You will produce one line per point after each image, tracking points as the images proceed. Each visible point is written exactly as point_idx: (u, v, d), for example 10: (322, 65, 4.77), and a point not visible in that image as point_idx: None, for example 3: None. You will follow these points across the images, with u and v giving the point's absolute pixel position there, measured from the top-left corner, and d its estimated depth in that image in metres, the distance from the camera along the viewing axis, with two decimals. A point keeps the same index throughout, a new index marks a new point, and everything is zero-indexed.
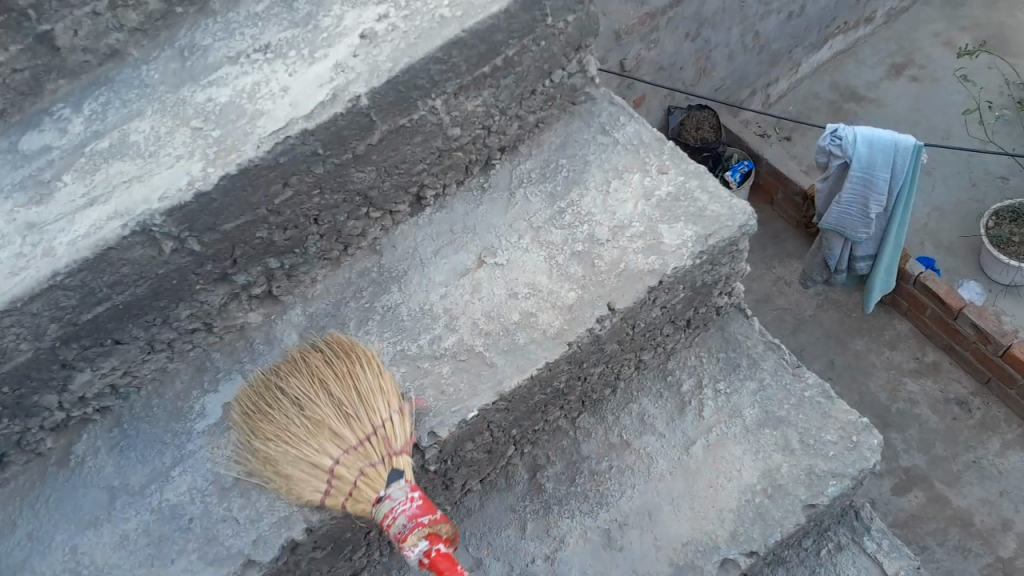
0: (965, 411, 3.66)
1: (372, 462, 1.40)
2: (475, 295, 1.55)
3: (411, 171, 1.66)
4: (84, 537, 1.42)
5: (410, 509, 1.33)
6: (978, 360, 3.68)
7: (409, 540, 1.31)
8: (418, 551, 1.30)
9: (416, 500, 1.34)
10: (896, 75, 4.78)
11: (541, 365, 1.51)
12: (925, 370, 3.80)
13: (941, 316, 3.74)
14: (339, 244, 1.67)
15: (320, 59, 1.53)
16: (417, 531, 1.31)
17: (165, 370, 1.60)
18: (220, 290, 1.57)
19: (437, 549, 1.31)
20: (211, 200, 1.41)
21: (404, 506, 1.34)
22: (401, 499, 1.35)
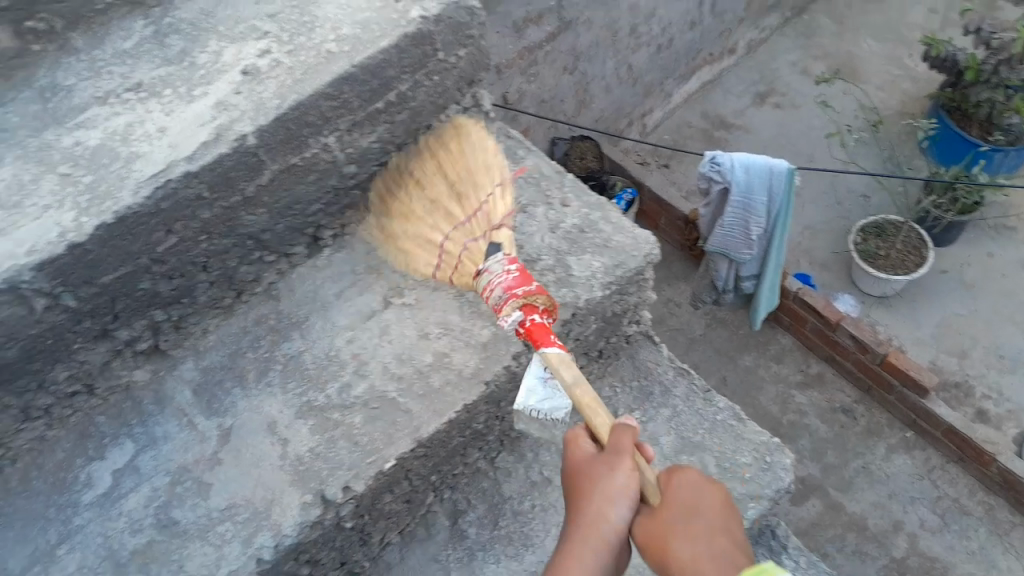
0: (850, 416, 3.86)
1: (474, 239, 1.53)
2: (444, 175, 1.61)
3: (307, 212, 1.59)
4: None
5: (506, 281, 1.42)
6: (860, 370, 3.88)
7: (504, 310, 1.39)
8: (512, 321, 1.39)
9: (512, 274, 1.43)
10: (761, 102, 5.07)
11: (467, 185, 1.58)
12: (811, 381, 3.99)
13: (822, 330, 3.93)
14: (232, 290, 1.57)
15: (199, 97, 1.43)
16: (512, 303, 1.39)
17: (46, 437, 1.44)
18: (101, 349, 1.44)
19: (532, 320, 1.38)
20: (86, 252, 1.28)
21: (502, 278, 1.43)
22: (499, 273, 1.44)
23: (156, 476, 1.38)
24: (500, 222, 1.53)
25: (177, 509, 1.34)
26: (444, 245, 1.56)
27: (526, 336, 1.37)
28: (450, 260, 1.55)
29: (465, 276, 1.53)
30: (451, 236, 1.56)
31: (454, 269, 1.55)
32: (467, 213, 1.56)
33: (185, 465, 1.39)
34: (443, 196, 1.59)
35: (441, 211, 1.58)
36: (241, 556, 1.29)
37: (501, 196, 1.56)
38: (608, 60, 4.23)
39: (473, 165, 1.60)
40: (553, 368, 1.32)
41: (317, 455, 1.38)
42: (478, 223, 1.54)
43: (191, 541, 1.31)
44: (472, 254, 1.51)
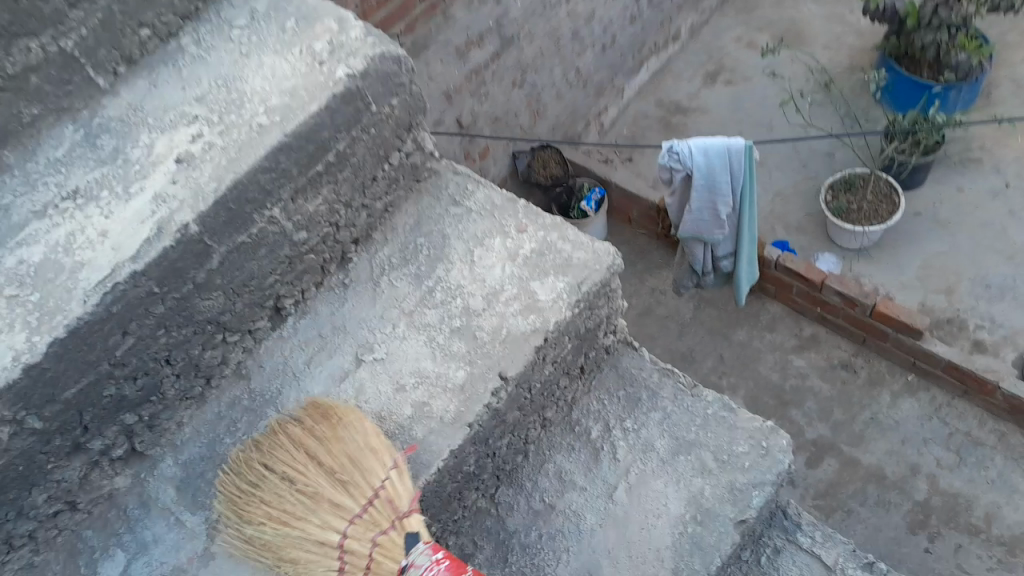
0: (849, 372, 3.86)
1: (377, 533, 1.34)
2: (301, 473, 1.37)
3: (262, 286, 1.56)
4: None
5: (438, 569, 1.29)
6: (851, 323, 3.88)
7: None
8: None
9: (439, 566, 1.29)
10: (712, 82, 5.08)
11: (369, 493, 1.35)
12: (807, 343, 3.99)
13: (808, 291, 3.92)
14: (201, 378, 1.55)
15: (137, 194, 1.41)
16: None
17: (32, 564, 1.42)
18: (77, 463, 1.42)
19: None
20: (43, 371, 1.26)
21: (433, 568, 1.29)
22: (426, 565, 1.31)
23: None
24: (408, 507, 1.37)
25: None
26: (344, 545, 1.32)
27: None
28: (358, 563, 1.32)
29: (381, 573, 1.33)
30: (351, 532, 1.33)
31: (366, 570, 1.33)
32: (360, 500, 1.35)
33: (179, 564, 1.40)
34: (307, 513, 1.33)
35: (315, 517, 1.33)
36: None
37: (397, 478, 1.38)
38: (556, 69, 4.25)
39: (359, 459, 1.37)
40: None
41: None
42: (378, 511, 1.35)
43: None
44: (389, 548, 1.33)
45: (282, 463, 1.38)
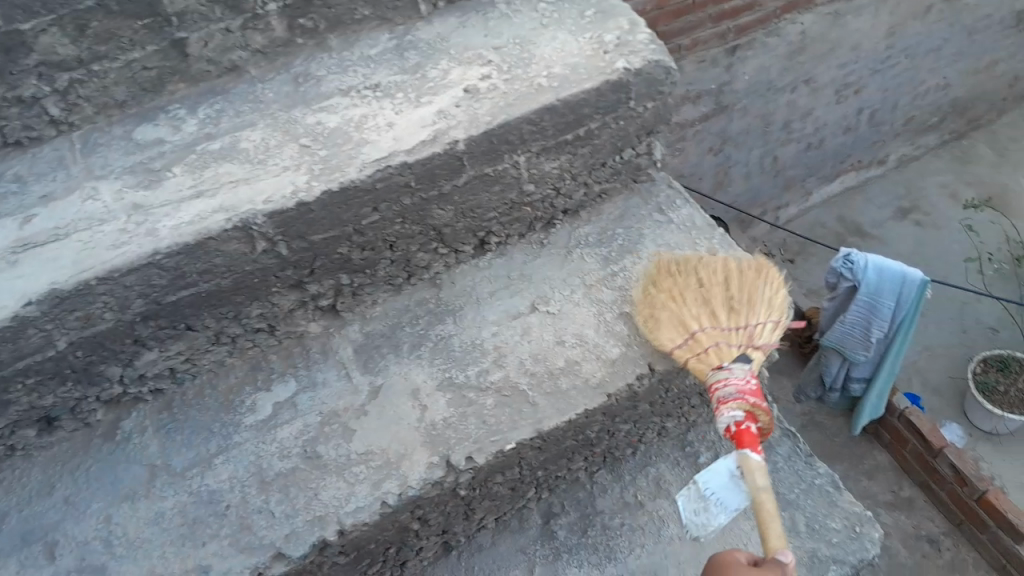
0: (934, 548, 3.55)
1: (733, 344, 1.61)
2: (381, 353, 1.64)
3: (483, 217, 1.76)
4: (120, 509, 1.46)
5: (742, 386, 1.53)
6: (953, 501, 3.57)
7: (726, 406, 1.52)
8: (728, 417, 1.50)
9: (752, 382, 1.54)
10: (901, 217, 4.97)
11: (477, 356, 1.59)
12: (899, 504, 3.71)
13: (920, 451, 3.67)
14: (405, 272, 1.77)
15: (425, 104, 1.64)
16: (739, 403, 1.51)
17: (223, 363, 1.66)
18: (293, 296, 1.65)
19: (748, 424, 1.49)
20: (308, 211, 1.49)
21: (738, 381, 1.54)
22: (738, 377, 1.54)
23: (310, 415, 1.58)
24: None
25: (323, 445, 1.54)
26: (695, 334, 1.62)
27: (733, 436, 1.48)
28: (696, 347, 1.61)
29: (702, 364, 1.59)
30: (707, 330, 1.62)
31: (697, 355, 1.60)
32: (744, 342, 1.61)
33: (336, 410, 1.59)
34: (716, 300, 1.67)
35: (709, 309, 1.66)
36: (368, 496, 1.48)
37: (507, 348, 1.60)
38: (755, 151, 4.25)
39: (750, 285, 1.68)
40: (747, 471, 1.47)
41: (448, 425, 1.56)
42: (734, 335, 1.63)
43: (328, 475, 1.50)
44: (722, 354, 1.59)
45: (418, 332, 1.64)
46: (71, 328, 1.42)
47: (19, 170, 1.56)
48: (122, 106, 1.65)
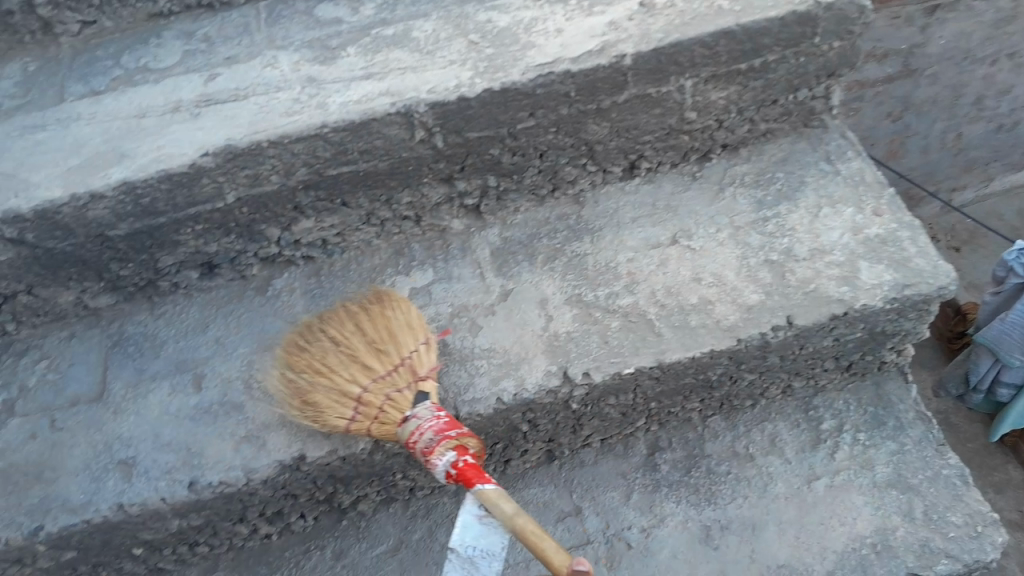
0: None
1: (401, 388, 1.43)
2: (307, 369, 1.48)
3: (638, 139, 1.72)
4: (262, 358, 1.59)
5: (438, 425, 1.36)
6: None
7: (434, 453, 1.33)
8: (445, 461, 1.31)
9: (442, 417, 1.38)
10: None
11: (394, 364, 1.45)
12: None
13: None
14: (551, 184, 1.76)
15: (597, 15, 1.62)
16: (443, 445, 1.33)
17: (369, 243, 1.73)
18: (441, 190, 1.69)
19: (465, 459, 1.31)
20: (468, 107, 1.51)
21: (429, 422, 1.37)
22: (427, 418, 1.38)
23: (443, 304, 1.64)
24: (426, 373, 1.47)
25: (450, 336, 1.60)
26: (361, 397, 1.43)
27: (458, 476, 1.30)
28: (370, 411, 1.42)
29: (386, 425, 1.42)
30: (370, 387, 1.44)
31: (375, 420, 1.42)
32: (389, 366, 1.45)
33: (466, 304, 1.64)
34: (358, 350, 1.47)
35: (356, 365, 1.46)
36: (486, 391, 1.53)
37: (424, 351, 1.49)
38: (937, 122, 3.85)
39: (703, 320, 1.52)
40: (487, 506, 1.24)
41: (571, 339, 1.57)
42: (401, 376, 1.45)
43: (452, 363, 1.56)
44: (399, 402, 1.41)
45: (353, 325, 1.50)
46: (239, 184, 1.51)
47: (208, 31, 1.66)
48: None
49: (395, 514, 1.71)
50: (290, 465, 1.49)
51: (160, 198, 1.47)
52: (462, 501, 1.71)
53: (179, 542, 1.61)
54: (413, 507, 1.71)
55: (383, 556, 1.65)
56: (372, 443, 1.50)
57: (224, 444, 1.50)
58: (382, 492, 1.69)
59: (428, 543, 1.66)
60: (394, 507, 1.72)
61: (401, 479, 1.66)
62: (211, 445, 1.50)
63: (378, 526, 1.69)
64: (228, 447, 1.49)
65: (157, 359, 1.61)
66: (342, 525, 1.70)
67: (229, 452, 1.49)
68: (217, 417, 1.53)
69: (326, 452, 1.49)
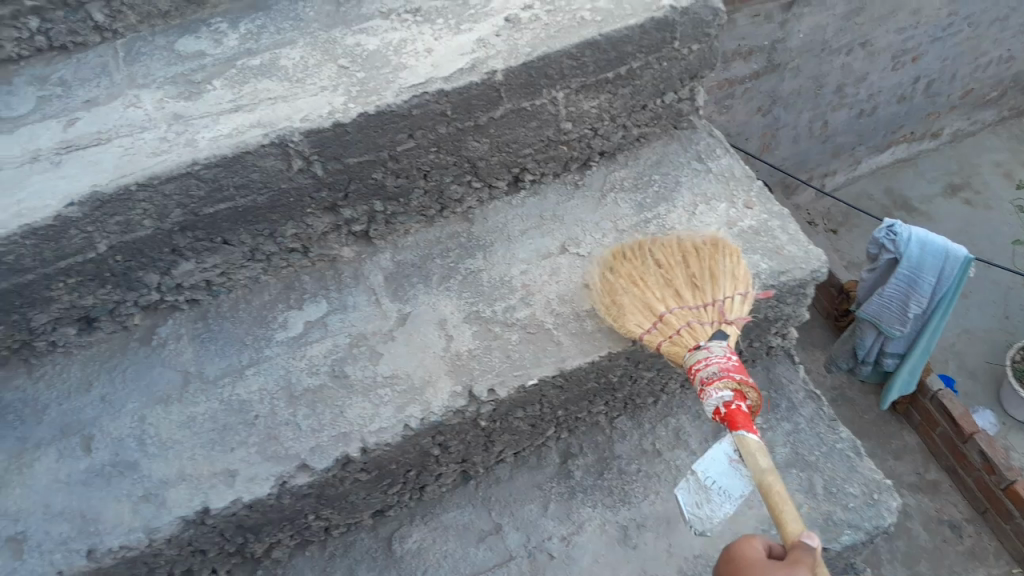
0: (954, 534, 3.30)
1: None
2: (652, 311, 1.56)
3: (519, 153, 1.73)
4: (154, 410, 1.53)
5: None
6: (980, 487, 3.33)
7: (707, 389, 1.41)
8: None
9: None
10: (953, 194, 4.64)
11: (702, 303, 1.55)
12: (925, 488, 3.43)
13: (951, 436, 3.42)
14: (438, 204, 1.75)
15: (465, 32, 1.61)
16: (724, 382, 1.40)
17: (257, 280, 1.69)
18: (326, 220, 1.65)
19: None
20: (346, 133, 1.48)
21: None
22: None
23: (339, 335, 1.62)
24: (733, 319, 1.53)
25: (350, 365, 1.58)
26: (663, 316, 1.54)
27: (729, 414, 1.38)
28: (667, 330, 1.52)
29: (678, 346, 1.50)
30: (676, 311, 1.55)
31: (668, 338, 1.52)
32: (700, 301, 1.55)
33: (364, 333, 1.62)
34: (681, 281, 1.59)
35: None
36: (391, 419, 1.51)
37: (738, 302, 1.55)
38: (809, 113, 4.02)
39: (709, 262, 1.59)
40: (747, 454, 1.34)
41: (472, 356, 1.57)
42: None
43: (354, 395, 1.55)
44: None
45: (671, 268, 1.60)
46: (110, 233, 1.44)
47: (64, 74, 1.59)
48: (166, 16, 1.67)
49: (313, 557, 1.69)
50: (195, 520, 1.42)
51: (25, 253, 1.39)
52: (381, 534, 1.71)
53: None
54: (330, 547, 1.70)
55: None
56: (278, 486, 1.45)
57: (120, 507, 1.42)
58: (295, 537, 1.65)
59: None
60: (311, 549, 1.70)
61: (314, 521, 1.62)
62: (107, 509, 1.42)
63: (296, 570, 1.67)
64: (125, 510, 1.41)
65: (38, 426, 1.51)
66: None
67: (127, 516, 1.41)
68: (110, 480, 1.45)
69: (229, 502, 1.43)
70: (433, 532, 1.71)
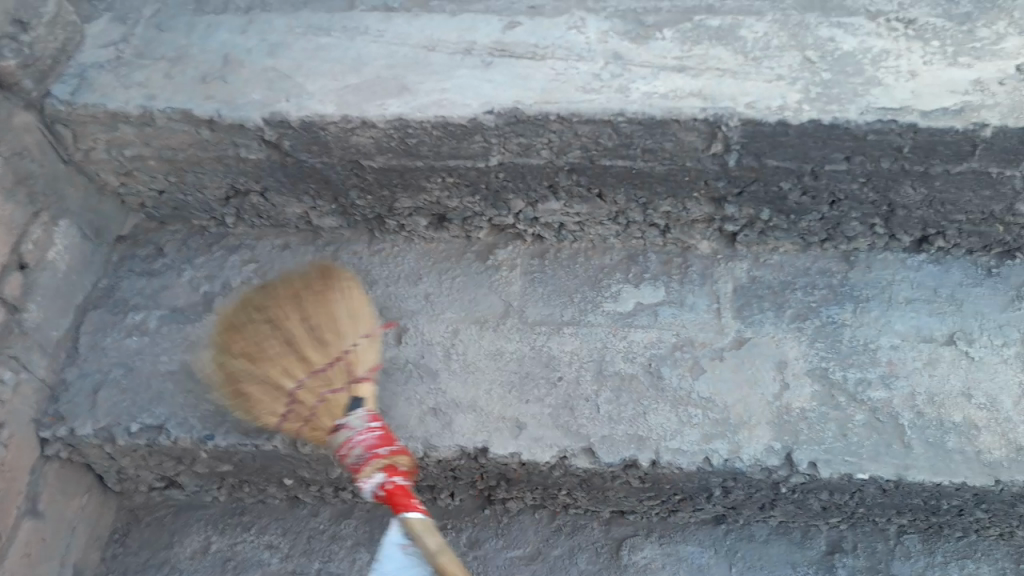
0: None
1: (337, 386, 1.38)
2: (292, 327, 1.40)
3: (948, 216, 1.45)
4: (469, 330, 1.50)
5: (369, 440, 1.30)
6: None
7: (365, 472, 1.29)
8: (373, 484, 1.28)
9: None
10: None
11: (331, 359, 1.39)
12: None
13: None
14: (825, 233, 1.53)
15: (960, 66, 1.34)
16: (374, 463, 1.29)
17: (605, 240, 1.60)
18: (706, 209, 1.51)
19: (392, 482, 1.28)
20: (783, 133, 1.31)
21: (362, 437, 1.31)
22: (358, 430, 1.32)
23: (666, 331, 1.50)
24: (364, 376, 1.39)
25: (666, 368, 1.46)
26: (296, 392, 1.37)
27: (386, 498, 1.28)
28: (302, 407, 1.37)
29: (393, 459, 1.31)
30: (305, 384, 1.38)
31: (306, 423, 1.37)
32: (327, 360, 1.38)
33: (692, 339, 1.48)
34: (301, 341, 1.39)
35: (295, 352, 1.39)
36: (693, 445, 1.38)
37: (365, 349, 1.41)
38: None
39: (327, 297, 1.43)
40: (415, 534, 1.24)
41: (804, 418, 1.40)
42: (339, 373, 1.38)
43: (664, 401, 1.42)
44: (333, 406, 1.35)
45: (326, 315, 1.40)
46: (508, 150, 1.39)
47: None
48: None
49: (539, 522, 1.61)
50: (469, 454, 1.40)
51: (426, 141, 1.37)
52: (612, 533, 1.59)
53: (328, 484, 1.56)
54: (559, 521, 1.60)
55: (517, 562, 1.56)
56: (558, 460, 1.39)
57: (409, 411, 1.42)
58: (536, 498, 1.57)
59: (567, 563, 1.56)
60: (539, 515, 1.61)
61: (562, 496, 1.54)
62: (397, 406, 1.43)
63: (519, 527, 1.60)
64: (414, 415, 1.42)
65: None
66: (484, 514, 1.62)
67: (413, 422, 1.41)
68: (408, 378, 1.45)
69: (509, 454, 1.38)
70: (665, 557, 1.57)
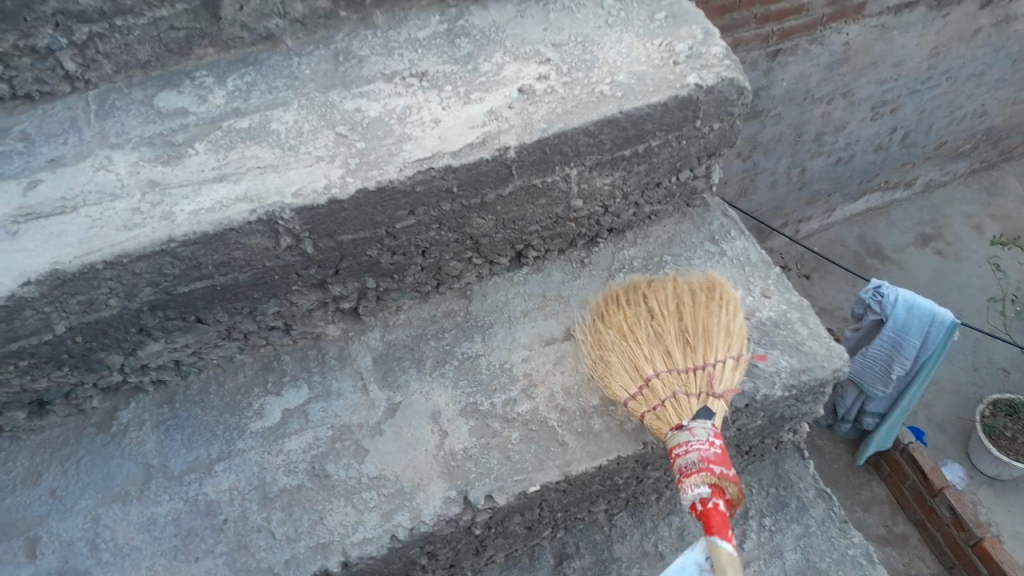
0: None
1: (691, 394, 1.42)
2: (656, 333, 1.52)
3: (525, 230, 1.62)
4: (110, 509, 1.34)
5: (706, 454, 1.27)
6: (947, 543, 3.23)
7: (691, 478, 1.25)
8: (695, 493, 1.24)
9: (716, 448, 1.28)
10: (922, 245, 4.76)
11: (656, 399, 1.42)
12: (893, 540, 3.34)
13: (920, 491, 3.33)
14: (434, 280, 1.62)
15: (474, 102, 1.49)
16: (702, 476, 1.25)
17: (233, 359, 1.54)
18: (313, 297, 1.52)
19: (714, 503, 1.23)
20: (341, 209, 1.35)
21: (701, 447, 1.28)
22: (702, 440, 1.30)
23: (321, 428, 1.46)
24: (722, 391, 1.42)
25: (331, 463, 1.41)
26: (651, 379, 1.45)
27: (701, 516, 1.23)
28: (653, 399, 1.43)
29: (661, 419, 1.40)
30: (665, 376, 1.45)
31: (653, 409, 1.42)
32: (690, 364, 1.47)
33: (349, 425, 1.46)
34: (670, 335, 1.51)
35: (662, 347, 1.50)
36: (377, 527, 1.34)
37: (728, 370, 1.46)
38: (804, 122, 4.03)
39: (704, 317, 1.52)
40: (716, 565, 1.18)
41: (469, 456, 1.42)
42: (697, 380, 1.44)
43: (336, 498, 1.37)
44: (681, 404, 1.39)
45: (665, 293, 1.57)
46: (71, 313, 1.30)
47: (25, 128, 1.45)
48: (144, 66, 1.54)
49: None
50: None
51: None
52: None
53: None
54: None
55: None
56: None
57: None
58: None
59: None
60: None
61: None
62: None
63: None
64: None
65: None
66: None
67: None
68: None
69: None
70: None
